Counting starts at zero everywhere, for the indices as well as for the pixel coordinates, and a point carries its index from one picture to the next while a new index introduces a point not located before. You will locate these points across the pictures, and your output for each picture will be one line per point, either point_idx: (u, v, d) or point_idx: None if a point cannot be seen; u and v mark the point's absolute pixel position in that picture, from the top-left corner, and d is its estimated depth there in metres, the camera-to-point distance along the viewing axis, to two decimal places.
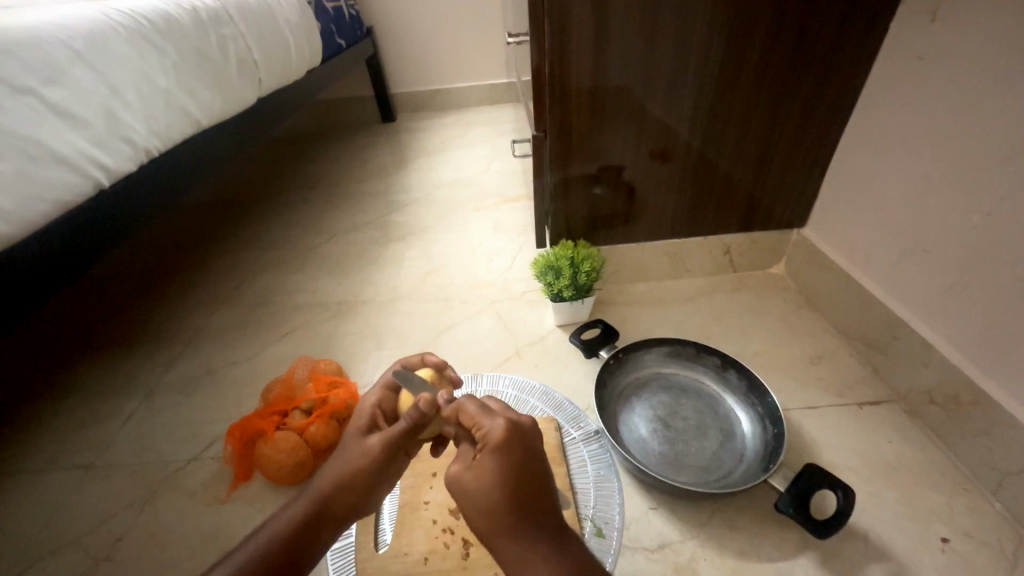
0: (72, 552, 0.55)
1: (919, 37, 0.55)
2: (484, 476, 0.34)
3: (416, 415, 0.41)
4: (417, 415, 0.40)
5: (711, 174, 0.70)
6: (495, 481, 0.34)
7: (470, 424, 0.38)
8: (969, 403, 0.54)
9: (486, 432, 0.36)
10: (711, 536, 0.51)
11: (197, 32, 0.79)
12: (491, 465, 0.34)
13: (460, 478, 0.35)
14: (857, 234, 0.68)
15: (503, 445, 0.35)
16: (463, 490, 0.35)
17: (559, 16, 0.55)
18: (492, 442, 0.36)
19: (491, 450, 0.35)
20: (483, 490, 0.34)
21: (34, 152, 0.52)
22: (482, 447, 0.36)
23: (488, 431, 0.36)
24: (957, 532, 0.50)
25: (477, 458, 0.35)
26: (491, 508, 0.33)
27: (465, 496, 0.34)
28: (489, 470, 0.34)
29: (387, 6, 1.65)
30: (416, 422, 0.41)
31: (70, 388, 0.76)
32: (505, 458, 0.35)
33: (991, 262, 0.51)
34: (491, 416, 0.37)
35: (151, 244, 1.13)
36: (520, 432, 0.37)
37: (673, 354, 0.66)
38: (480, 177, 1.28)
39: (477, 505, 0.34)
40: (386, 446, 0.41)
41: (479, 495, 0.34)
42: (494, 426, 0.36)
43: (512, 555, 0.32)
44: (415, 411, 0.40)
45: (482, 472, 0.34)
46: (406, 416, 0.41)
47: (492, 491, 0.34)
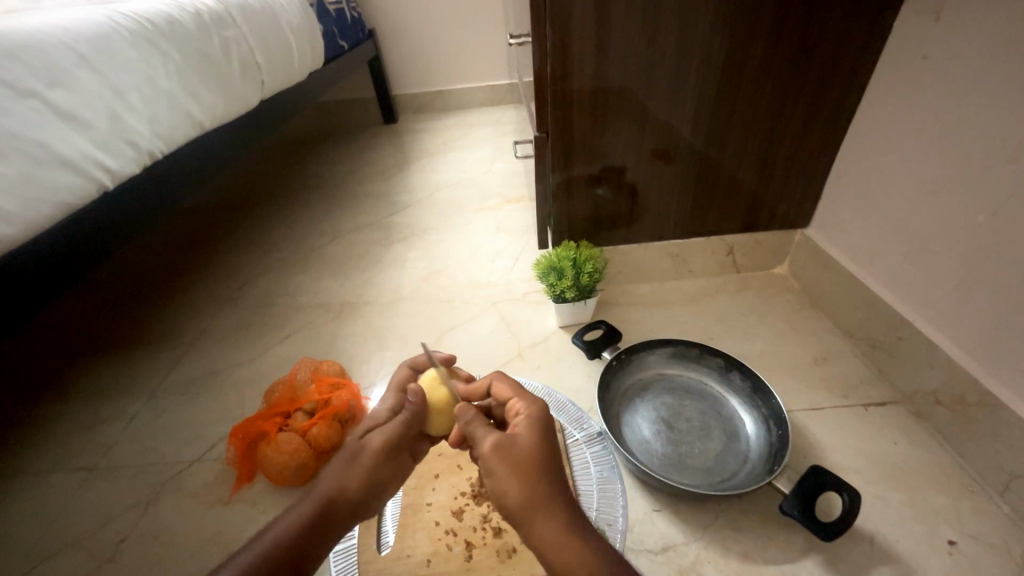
0: (75, 552, 0.55)
1: (923, 36, 0.54)
2: (528, 440, 0.37)
3: (412, 407, 0.44)
4: (414, 408, 0.44)
5: (715, 174, 0.69)
6: (536, 446, 0.37)
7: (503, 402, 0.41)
8: (975, 404, 0.54)
9: (526, 405, 0.40)
10: (715, 538, 0.50)
11: (200, 34, 0.80)
12: (532, 432, 0.38)
13: (501, 441, 0.37)
14: (861, 234, 0.67)
15: (542, 417, 0.39)
16: (505, 450, 0.37)
17: (562, 17, 0.55)
18: (533, 414, 0.39)
19: (533, 420, 0.39)
20: (525, 452, 0.36)
21: (38, 154, 0.52)
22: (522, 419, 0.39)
23: (527, 405, 0.40)
24: (963, 534, 0.49)
25: (518, 426, 0.38)
26: (531, 468, 0.36)
27: (506, 457, 0.36)
28: (530, 436, 0.37)
29: (389, 7, 1.65)
30: (413, 415, 0.44)
31: (74, 389, 0.76)
32: (545, 427, 0.38)
33: (997, 262, 0.50)
34: (529, 393, 0.41)
35: (154, 245, 1.14)
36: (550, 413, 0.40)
37: (676, 355, 0.66)
38: (483, 178, 1.28)
39: (518, 468, 0.36)
40: (386, 444, 0.42)
41: (521, 456, 0.36)
42: (533, 401, 0.40)
43: (545, 516, 0.34)
44: (410, 402, 0.44)
45: (523, 438, 0.37)
46: (407, 410, 0.44)
47: (534, 453, 0.36)
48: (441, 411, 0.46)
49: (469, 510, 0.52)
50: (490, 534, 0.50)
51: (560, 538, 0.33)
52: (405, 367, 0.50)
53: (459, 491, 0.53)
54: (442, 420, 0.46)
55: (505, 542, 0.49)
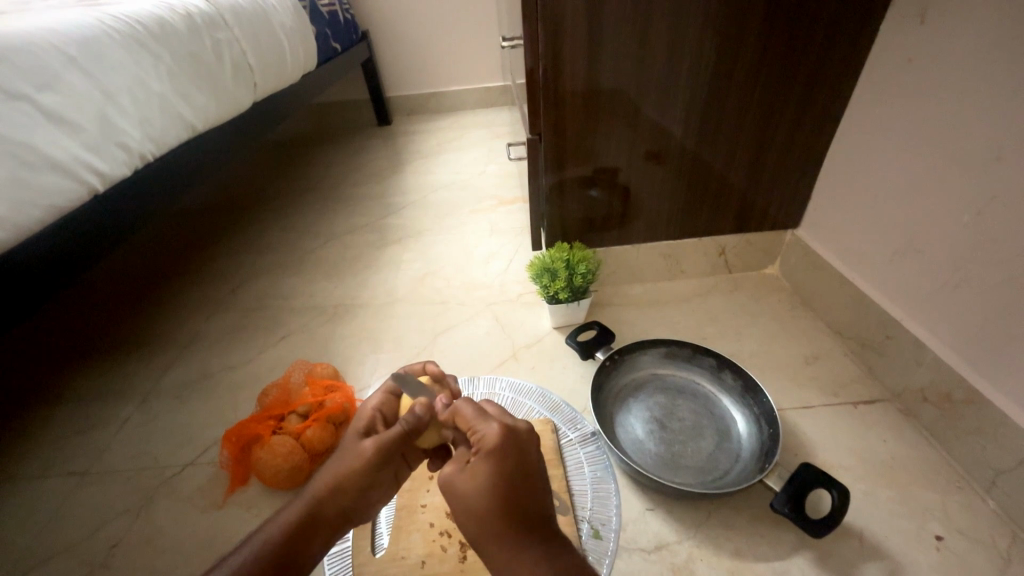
0: (67, 558, 0.55)
1: (909, 39, 0.55)
2: (478, 482, 0.35)
3: (415, 420, 0.41)
4: (414, 419, 0.41)
5: (706, 175, 0.70)
6: (487, 488, 0.34)
7: (466, 427, 0.39)
8: (961, 401, 0.54)
9: (482, 438, 0.36)
10: (707, 536, 0.51)
11: (192, 36, 0.80)
12: (483, 472, 0.35)
13: (454, 483, 0.36)
14: (850, 234, 0.68)
15: (497, 452, 0.35)
16: (457, 495, 0.35)
17: (553, 19, 0.55)
18: (487, 449, 0.36)
19: (486, 457, 0.35)
20: (474, 497, 0.34)
21: (30, 158, 0.52)
22: (476, 454, 0.36)
23: (484, 436, 0.36)
24: (952, 530, 0.50)
25: (471, 465, 0.36)
26: (483, 514, 0.34)
27: (458, 500, 0.35)
28: (479, 476, 0.35)
29: (383, 10, 1.66)
30: (413, 427, 0.41)
31: (65, 394, 0.76)
32: (498, 466, 0.35)
33: (982, 261, 0.51)
34: (488, 422, 0.37)
35: (147, 248, 1.13)
36: (513, 440, 0.36)
37: (669, 355, 0.67)
38: (477, 179, 1.28)
39: (467, 509, 0.35)
40: (380, 449, 0.40)
41: (471, 501, 0.34)
42: (490, 432, 0.36)
43: (502, 562, 0.33)
44: (414, 416, 0.41)
45: (473, 479, 0.35)
46: (406, 422, 0.41)
47: (485, 497, 0.34)
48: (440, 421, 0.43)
49: None
50: None
51: None
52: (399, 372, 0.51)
53: None
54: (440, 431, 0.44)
55: None
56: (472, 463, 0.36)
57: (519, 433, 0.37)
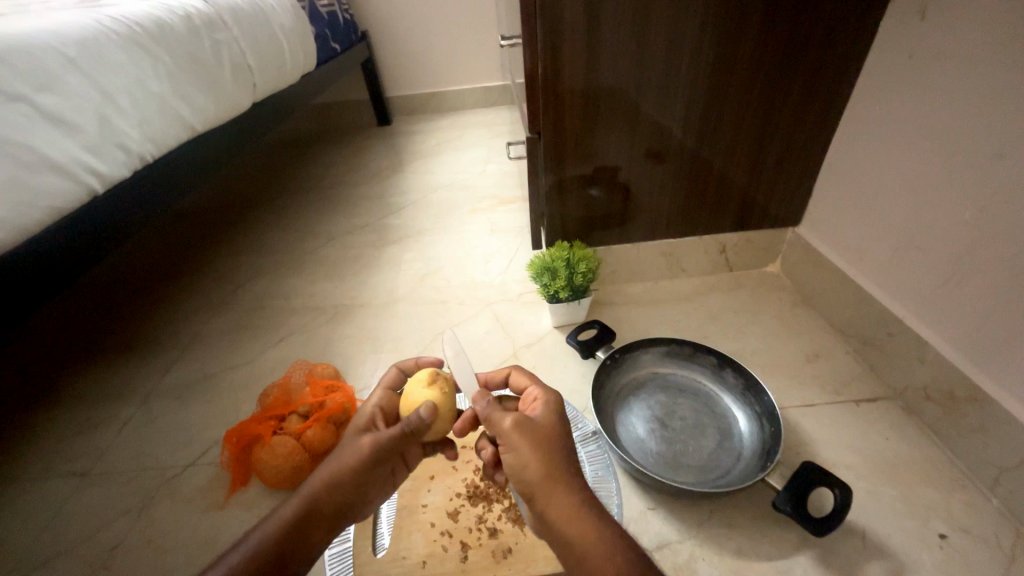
0: (68, 559, 0.55)
1: (909, 35, 0.55)
2: (548, 421, 0.41)
3: (417, 420, 0.42)
4: (416, 421, 0.42)
5: (706, 173, 0.70)
6: (556, 427, 0.40)
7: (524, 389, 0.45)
8: (964, 399, 0.54)
9: (544, 393, 0.43)
10: (709, 534, 0.51)
11: (191, 37, 0.79)
12: (552, 416, 0.41)
13: (523, 420, 0.40)
14: (851, 232, 0.68)
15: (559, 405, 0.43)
16: (530, 431, 0.39)
17: (551, 17, 0.55)
18: (550, 399, 0.43)
19: (550, 405, 0.42)
20: (548, 435, 0.39)
21: (29, 159, 0.52)
22: (540, 403, 0.42)
23: (545, 393, 0.43)
24: (955, 528, 0.50)
25: (537, 411, 0.42)
26: (554, 448, 0.39)
27: (529, 434, 0.39)
28: (550, 418, 0.41)
29: (382, 9, 1.65)
30: (414, 427, 0.43)
31: (66, 395, 0.76)
32: (562, 413, 0.42)
33: (984, 258, 0.51)
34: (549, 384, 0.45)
35: (148, 249, 1.13)
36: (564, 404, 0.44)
37: (670, 353, 0.66)
38: (477, 179, 1.28)
39: (540, 445, 0.38)
40: (378, 445, 0.42)
41: (542, 436, 0.39)
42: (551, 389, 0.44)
43: (567, 496, 0.36)
44: (417, 416, 0.42)
45: (546, 420, 0.41)
46: (409, 422, 0.42)
47: (556, 434, 0.40)
48: (442, 418, 0.45)
49: (465, 511, 0.52)
50: (485, 535, 0.50)
51: (577, 515, 0.36)
52: (393, 368, 0.50)
53: (454, 492, 0.53)
54: (441, 428, 0.45)
55: (500, 542, 0.49)
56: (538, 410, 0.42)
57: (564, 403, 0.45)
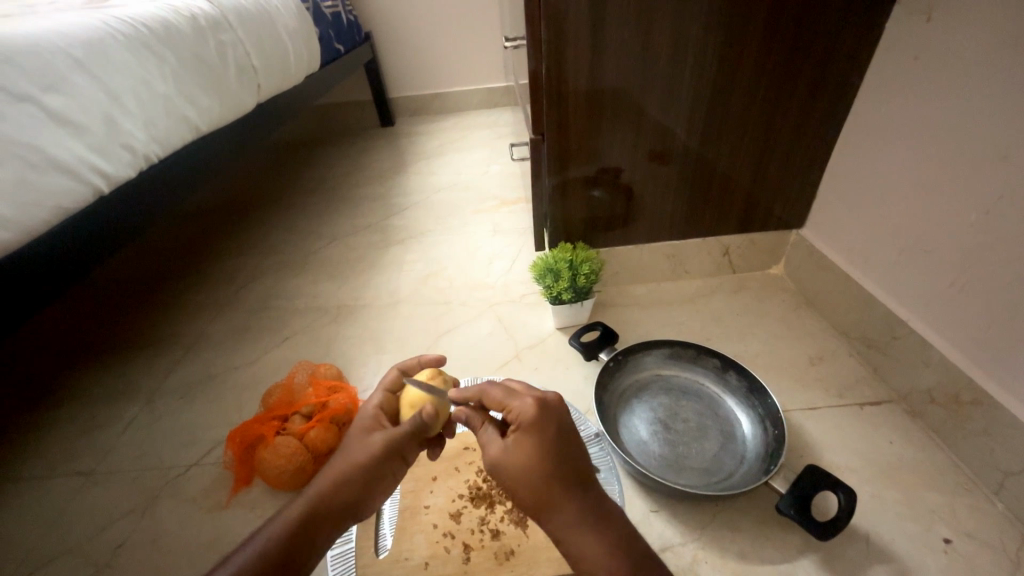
0: (71, 559, 0.55)
1: (914, 37, 0.55)
2: (525, 449, 0.37)
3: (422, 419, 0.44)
4: (422, 420, 0.44)
5: (710, 175, 0.70)
6: (537, 457, 0.37)
7: (499, 406, 0.41)
8: (969, 402, 0.54)
9: (519, 412, 0.39)
10: (712, 537, 0.51)
11: (197, 39, 0.80)
12: (528, 445, 0.38)
13: (501, 456, 0.38)
14: (855, 234, 0.68)
15: (536, 426, 0.38)
16: (511, 470, 0.38)
17: (556, 18, 0.55)
18: (527, 424, 0.38)
19: (528, 428, 0.38)
20: (528, 469, 0.37)
21: (37, 160, 0.52)
22: (517, 426, 0.39)
23: (520, 411, 0.39)
24: (960, 532, 0.50)
25: (513, 437, 0.38)
26: (540, 477, 0.37)
27: (512, 475, 0.38)
28: (529, 450, 0.37)
29: (386, 10, 1.66)
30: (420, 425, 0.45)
31: (71, 394, 0.76)
32: (541, 435, 0.38)
33: (989, 261, 0.51)
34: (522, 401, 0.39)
35: (151, 249, 1.13)
36: (547, 412, 0.39)
37: (673, 355, 0.66)
38: (480, 180, 1.28)
39: (525, 482, 0.37)
40: (387, 443, 0.43)
41: (527, 471, 0.37)
42: (526, 405, 0.39)
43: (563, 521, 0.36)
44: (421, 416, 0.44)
45: (524, 453, 0.37)
46: (413, 420, 0.44)
47: (539, 461, 0.37)
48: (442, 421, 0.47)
49: (467, 513, 0.52)
50: (487, 536, 0.50)
51: (575, 537, 0.36)
52: (394, 370, 0.52)
53: (457, 493, 0.53)
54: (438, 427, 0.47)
55: (502, 544, 0.49)
56: (515, 438, 0.38)
57: (549, 402, 0.40)
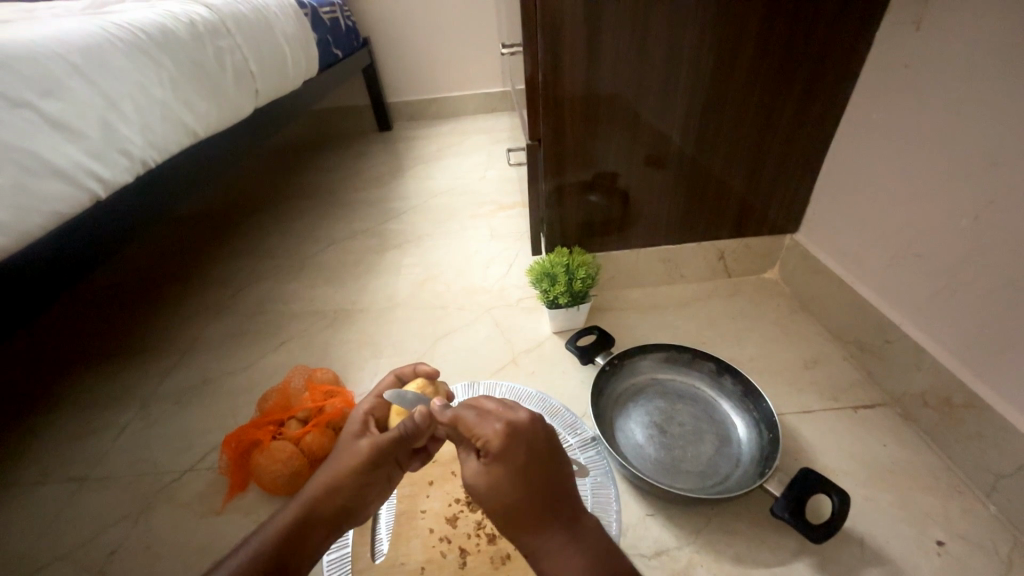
0: (64, 565, 0.55)
1: (904, 44, 0.56)
2: (497, 476, 0.38)
3: (412, 424, 0.43)
4: (413, 425, 0.43)
5: (705, 180, 0.70)
6: (507, 486, 0.37)
7: (469, 432, 0.40)
8: (961, 405, 0.54)
9: (486, 441, 0.38)
10: (708, 541, 0.51)
11: (195, 44, 0.80)
12: (497, 474, 0.38)
13: (475, 483, 0.39)
14: (848, 239, 0.69)
15: (504, 454, 0.37)
16: (484, 496, 0.39)
17: (552, 25, 0.56)
18: (495, 453, 0.38)
19: (497, 456, 0.38)
20: (499, 497, 0.38)
21: (32, 165, 0.52)
22: (487, 453, 0.38)
23: (488, 439, 0.38)
24: (953, 535, 0.50)
25: (483, 465, 0.38)
26: (512, 503, 0.37)
27: (485, 499, 0.39)
28: (496, 477, 0.38)
29: (384, 16, 1.67)
30: (411, 430, 0.43)
31: (65, 399, 0.76)
32: (509, 463, 0.38)
33: (980, 265, 0.51)
34: (487, 427, 0.38)
35: (147, 253, 1.13)
36: (517, 437, 0.38)
37: (669, 359, 0.67)
38: (476, 184, 1.29)
39: (498, 508, 0.38)
40: (376, 448, 0.43)
41: (498, 498, 0.38)
42: (494, 435, 0.38)
43: (536, 544, 0.38)
44: (411, 420, 0.43)
45: (493, 482, 0.38)
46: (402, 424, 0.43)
47: (510, 488, 0.37)
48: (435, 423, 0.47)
49: (463, 517, 0.52)
50: (484, 541, 0.50)
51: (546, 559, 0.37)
52: (390, 376, 0.52)
53: (453, 498, 0.53)
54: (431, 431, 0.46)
55: (499, 549, 0.49)
56: (485, 465, 0.38)
57: (519, 424, 0.39)
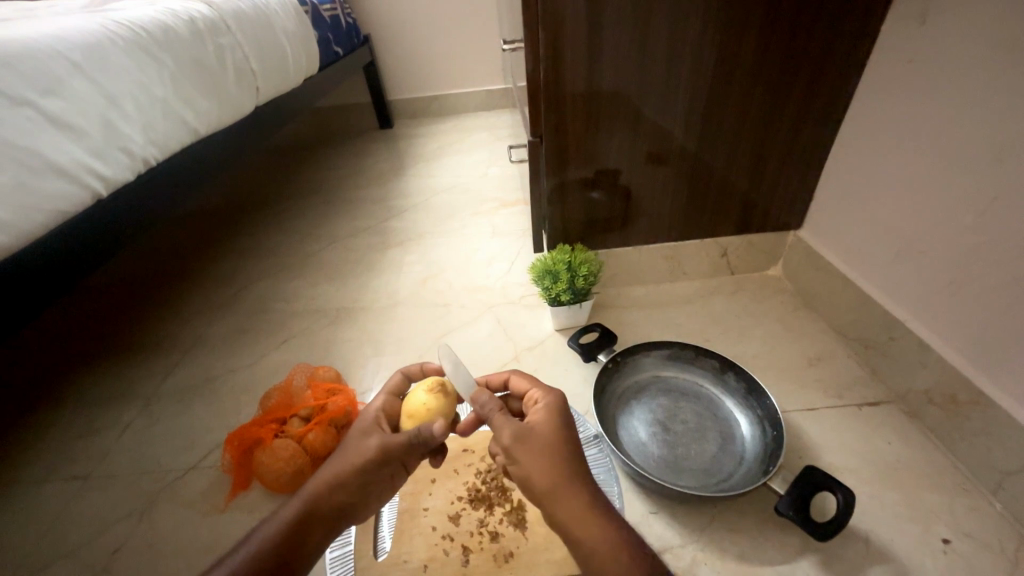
0: (68, 563, 0.55)
1: (909, 39, 0.55)
2: (548, 426, 0.40)
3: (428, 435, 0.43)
4: (428, 435, 0.43)
5: (707, 176, 0.70)
6: (557, 432, 0.39)
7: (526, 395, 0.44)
8: (966, 403, 0.54)
9: (547, 396, 0.43)
10: (712, 539, 0.51)
11: (194, 41, 0.80)
12: (551, 420, 0.40)
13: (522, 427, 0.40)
14: (852, 236, 0.68)
15: (561, 407, 0.42)
16: (528, 439, 0.39)
17: (553, 22, 0.55)
18: (552, 405, 0.42)
19: (552, 409, 0.42)
20: (547, 441, 0.39)
21: (31, 162, 0.52)
22: (539, 407, 0.42)
23: (547, 395, 0.43)
24: (958, 533, 0.50)
25: (537, 414, 0.41)
26: (558, 449, 0.38)
27: (528, 445, 0.38)
28: (549, 423, 0.40)
29: (384, 13, 1.66)
30: (424, 439, 0.43)
31: (69, 397, 0.76)
32: (562, 416, 0.41)
33: (986, 261, 0.51)
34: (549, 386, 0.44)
35: (150, 251, 1.13)
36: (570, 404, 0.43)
37: (671, 356, 0.66)
38: (478, 182, 1.29)
39: (540, 454, 0.38)
40: (385, 450, 0.42)
41: (544, 442, 0.39)
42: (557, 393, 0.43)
43: (571, 503, 0.36)
44: (427, 432, 0.43)
45: (544, 427, 0.40)
46: (415, 433, 0.43)
47: (561, 434, 0.40)
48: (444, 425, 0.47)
49: (466, 515, 0.52)
50: (487, 539, 0.50)
51: (582, 517, 0.36)
52: (398, 374, 0.52)
53: (455, 495, 0.53)
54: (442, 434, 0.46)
55: (502, 547, 0.49)
56: (538, 414, 0.41)
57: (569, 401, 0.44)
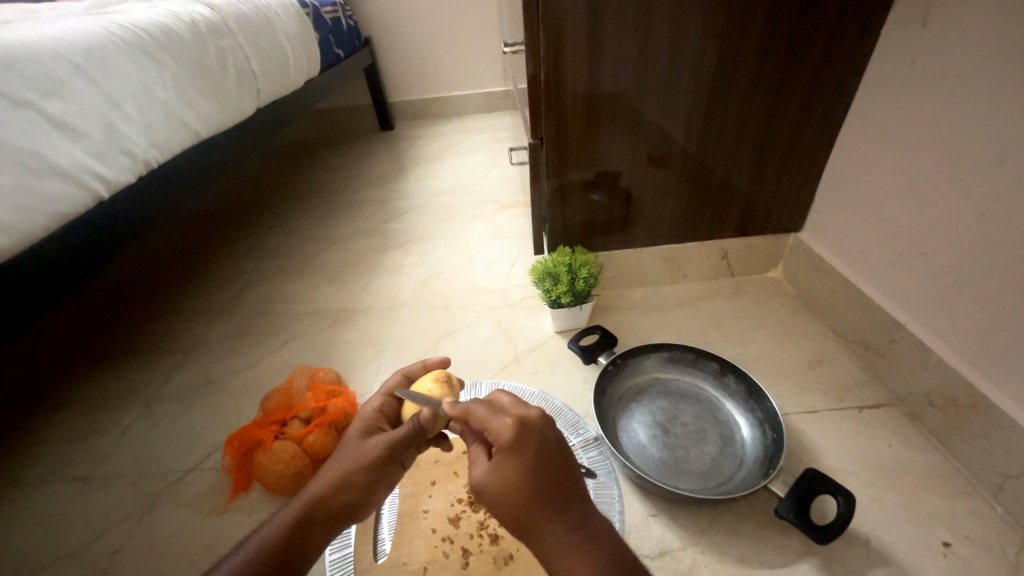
0: (68, 564, 0.55)
1: (909, 42, 0.55)
2: (505, 473, 0.36)
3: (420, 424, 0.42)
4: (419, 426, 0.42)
5: (708, 178, 0.70)
6: (518, 480, 0.36)
7: (481, 426, 0.39)
8: (967, 406, 0.54)
9: (497, 435, 0.37)
10: (712, 542, 0.50)
11: (197, 44, 0.80)
12: (506, 470, 0.36)
13: (484, 480, 0.37)
14: (853, 238, 0.68)
15: (514, 446, 0.36)
16: (492, 495, 0.37)
17: (554, 24, 0.55)
18: (505, 447, 0.37)
19: (505, 453, 0.36)
20: (510, 493, 0.36)
21: (32, 164, 0.52)
22: (496, 451, 0.37)
23: (499, 432, 0.37)
24: (959, 536, 0.50)
25: (496, 458, 0.37)
26: (522, 500, 0.35)
27: (495, 498, 0.37)
28: (506, 472, 0.36)
29: (386, 15, 1.66)
30: (418, 430, 0.42)
31: (70, 398, 0.76)
32: (518, 458, 0.36)
33: (986, 264, 0.51)
34: (497, 420, 0.37)
35: (151, 253, 1.14)
36: (529, 428, 0.38)
37: (671, 359, 0.66)
38: (478, 184, 1.29)
39: (507, 506, 0.36)
40: (383, 447, 0.42)
41: (507, 494, 0.36)
42: (504, 426, 0.37)
43: (551, 544, 0.35)
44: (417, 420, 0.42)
45: (502, 477, 0.36)
46: (409, 424, 0.42)
47: (520, 483, 0.36)
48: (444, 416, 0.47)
49: (466, 517, 0.52)
50: (486, 541, 0.50)
51: (564, 558, 0.35)
52: (397, 375, 0.51)
53: (456, 497, 0.53)
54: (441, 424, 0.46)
55: (501, 549, 0.49)
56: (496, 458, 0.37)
57: (530, 420, 0.38)
